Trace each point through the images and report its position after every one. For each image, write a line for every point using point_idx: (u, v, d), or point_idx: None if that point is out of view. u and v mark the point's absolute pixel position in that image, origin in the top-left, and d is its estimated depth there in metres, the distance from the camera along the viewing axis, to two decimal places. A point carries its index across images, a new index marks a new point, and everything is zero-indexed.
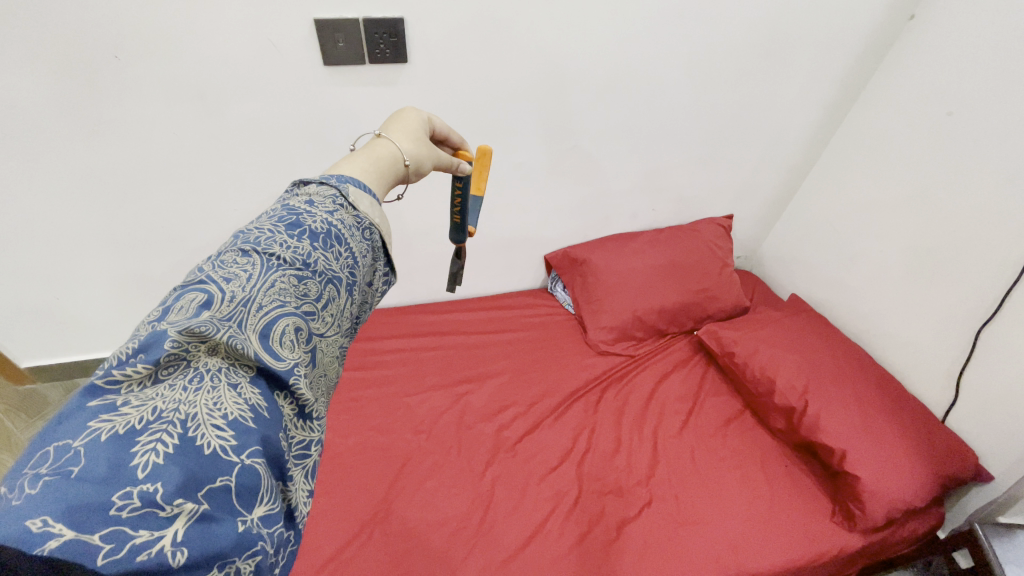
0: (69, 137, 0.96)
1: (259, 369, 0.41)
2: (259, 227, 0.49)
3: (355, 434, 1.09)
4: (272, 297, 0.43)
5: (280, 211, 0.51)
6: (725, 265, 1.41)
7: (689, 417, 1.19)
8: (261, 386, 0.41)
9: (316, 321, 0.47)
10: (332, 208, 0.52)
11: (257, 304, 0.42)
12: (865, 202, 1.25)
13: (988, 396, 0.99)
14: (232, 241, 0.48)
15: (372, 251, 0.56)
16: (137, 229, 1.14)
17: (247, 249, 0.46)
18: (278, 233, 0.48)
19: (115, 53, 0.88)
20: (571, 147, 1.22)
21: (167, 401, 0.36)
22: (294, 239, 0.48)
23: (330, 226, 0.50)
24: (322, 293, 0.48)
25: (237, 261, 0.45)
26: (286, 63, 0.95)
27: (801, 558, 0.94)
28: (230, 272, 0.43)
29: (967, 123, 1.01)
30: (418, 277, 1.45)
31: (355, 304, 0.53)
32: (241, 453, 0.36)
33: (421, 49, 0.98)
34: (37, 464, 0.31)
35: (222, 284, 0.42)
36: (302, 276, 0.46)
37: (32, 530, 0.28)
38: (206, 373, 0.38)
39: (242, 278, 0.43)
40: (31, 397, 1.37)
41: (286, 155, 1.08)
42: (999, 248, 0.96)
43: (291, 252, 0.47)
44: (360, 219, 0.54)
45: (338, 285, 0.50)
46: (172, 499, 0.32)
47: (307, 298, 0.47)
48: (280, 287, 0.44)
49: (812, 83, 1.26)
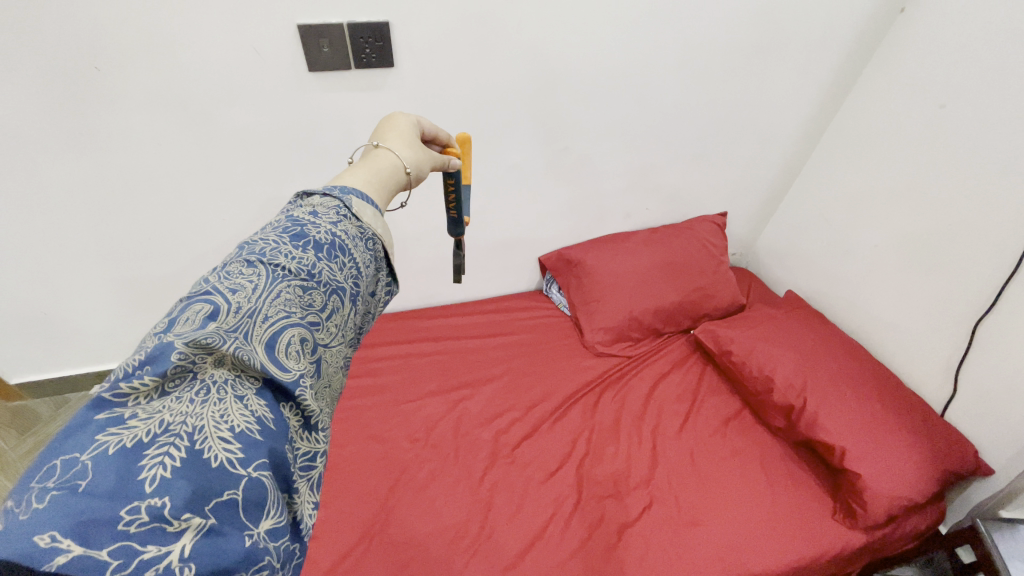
0: (52, 150, 0.95)
1: (265, 380, 0.40)
2: (264, 237, 0.48)
3: (353, 443, 1.08)
4: (277, 308, 0.42)
5: (283, 222, 0.50)
6: (721, 263, 1.41)
7: (688, 417, 1.18)
8: (268, 399, 0.40)
9: (320, 331, 0.46)
10: (336, 218, 0.51)
11: (263, 315, 0.41)
12: (858, 198, 1.25)
13: (987, 388, 0.99)
14: (238, 251, 0.46)
15: (374, 261, 0.55)
16: (127, 241, 1.13)
17: (253, 259, 0.44)
18: (283, 244, 0.47)
19: (94, 64, 0.87)
20: (563, 148, 1.21)
21: (175, 414, 0.35)
22: (299, 249, 0.47)
23: (334, 236, 0.49)
24: (326, 303, 0.47)
25: (244, 271, 0.43)
26: (273, 69, 0.94)
27: (806, 556, 0.93)
28: (236, 282, 0.42)
29: (958, 118, 1.01)
30: (412, 282, 1.43)
31: (358, 313, 0.52)
32: (249, 466, 0.35)
33: (407, 53, 0.97)
34: (44, 478, 0.30)
35: (228, 294, 0.41)
36: (307, 286, 0.45)
37: (40, 546, 0.27)
38: (212, 386, 0.37)
39: (248, 289, 0.42)
40: (22, 414, 1.35)
41: (275, 162, 1.07)
42: (994, 240, 0.97)
43: (296, 262, 0.46)
44: (363, 230, 0.53)
45: (342, 295, 0.49)
46: (180, 513, 0.31)
47: (311, 308, 0.46)
48: (286, 298, 0.43)
49: (801, 81, 1.26)
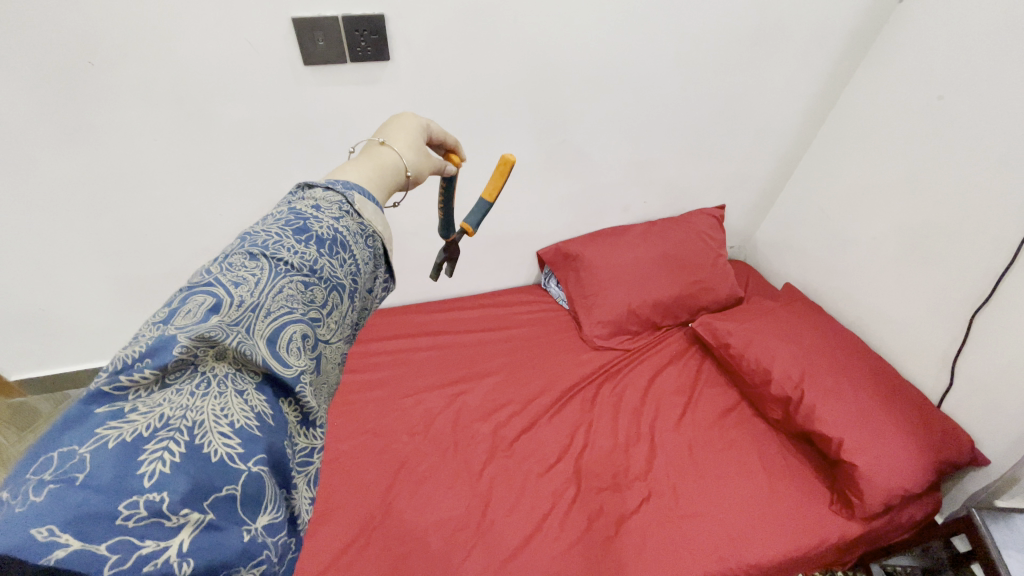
0: (46, 146, 0.94)
1: (266, 375, 0.40)
2: (265, 230, 0.48)
3: (352, 438, 1.08)
4: (278, 303, 0.42)
5: (287, 215, 0.50)
6: (720, 256, 1.40)
7: (686, 410, 1.19)
8: (268, 393, 0.40)
9: (321, 327, 0.46)
10: (338, 214, 0.51)
11: (265, 309, 0.41)
12: (857, 190, 1.25)
13: (983, 379, 1.00)
14: (239, 242, 0.46)
15: (375, 259, 0.54)
16: (123, 237, 1.12)
17: (255, 253, 0.44)
18: (286, 237, 0.47)
19: (88, 59, 0.86)
20: (561, 142, 1.21)
21: (176, 407, 0.35)
22: (300, 245, 0.47)
23: (335, 233, 0.49)
24: (327, 300, 0.47)
25: (245, 264, 0.43)
26: (268, 63, 0.93)
27: (799, 545, 0.95)
28: (238, 275, 0.42)
29: (956, 109, 1.01)
30: (410, 276, 1.43)
31: (357, 311, 0.52)
32: (249, 461, 0.35)
33: (403, 46, 0.97)
34: (42, 470, 0.30)
35: (230, 288, 0.41)
36: (309, 282, 0.45)
37: (38, 538, 0.28)
38: (213, 379, 0.37)
39: (251, 282, 0.42)
40: (20, 411, 1.35)
41: (271, 157, 1.06)
42: (991, 232, 0.97)
43: (297, 257, 0.46)
44: (363, 227, 0.53)
45: (342, 291, 0.49)
46: (179, 508, 0.31)
47: (312, 304, 0.45)
48: (287, 293, 0.43)
49: (800, 73, 1.25)
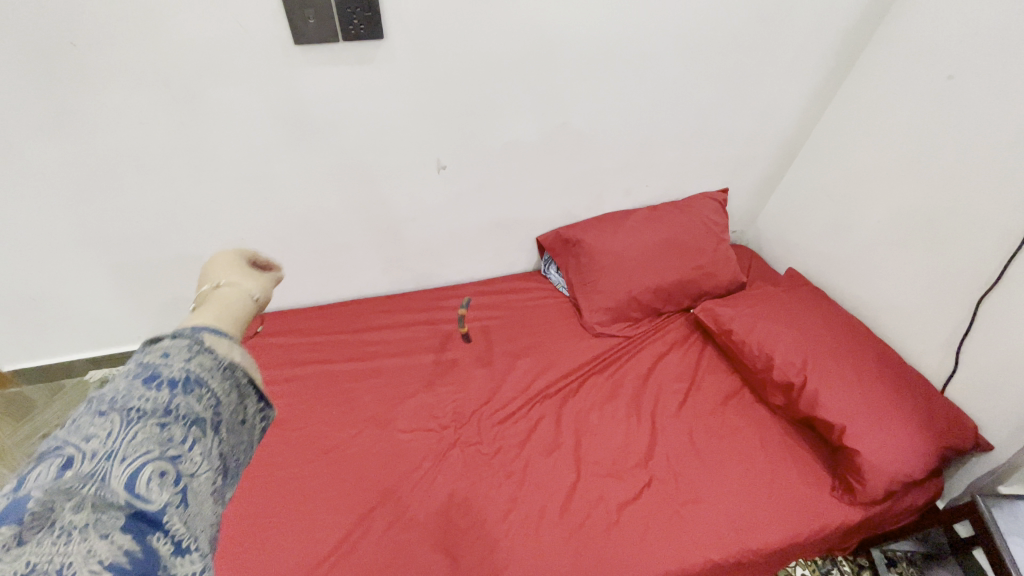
0: (30, 132, 0.92)
1: (127, 522, 0.38)
2: (111, 383, 0.44)
3: (351, 427, 1.07)
4: (135, 447, 0.40)
5: (133, 366, 0.45)
6: (722, 241, 1.37)
7: (687, 396, 1.18)
8: (132, 538, 0.38)
9: (190, 462, 0.43)
10: (190, 352, 0.47)
11: (121, 456, 0.39)
12: (864, 172, 1.21)
13: (990, 365, 0.98)
14: (85, 401, 0.43)
15: (243, 390, 0.51)
16: (109, 226, 1.09)
17: (101, 406, 0.41)
18: (133, 386, 0.43)
19: (71, 40, 0.83)
20: (560, 124, 1.17)
21: (29, 565, 0.33)
22: (151, 388, 0.43)
23: (192, 370, 0.46)
24: (193, 436, 0.44)
25: (92, 419, 0.40)
26: (255, 44, 0.90)
27: (799, 531, 0.96)
28: (86, 432, 0.39)
29: (968, 87, 0.98)
30: (407, 263, 1.36)
31: (232, 443, 0.49)
32: None
33: (397, 24, 0.93)
34: None
35: (78, 444, 0.39)
36: (167, 421, 0.43)
37: None
38: (72, 530, 0.35)
39: (101, 434, 0.40)
40: (16, 402, 1.34)
41: (260, 143, 1.03)
42: (1001, 215, 0.95)
43: (150, 399, 0.43)
44: (221, 360, 0.49)
45: (209, 425, 0.46)
46: None
47: (176, 442, 0.43)
48: (144, 436, 0.41)
49: (808, 50, 1.21)
